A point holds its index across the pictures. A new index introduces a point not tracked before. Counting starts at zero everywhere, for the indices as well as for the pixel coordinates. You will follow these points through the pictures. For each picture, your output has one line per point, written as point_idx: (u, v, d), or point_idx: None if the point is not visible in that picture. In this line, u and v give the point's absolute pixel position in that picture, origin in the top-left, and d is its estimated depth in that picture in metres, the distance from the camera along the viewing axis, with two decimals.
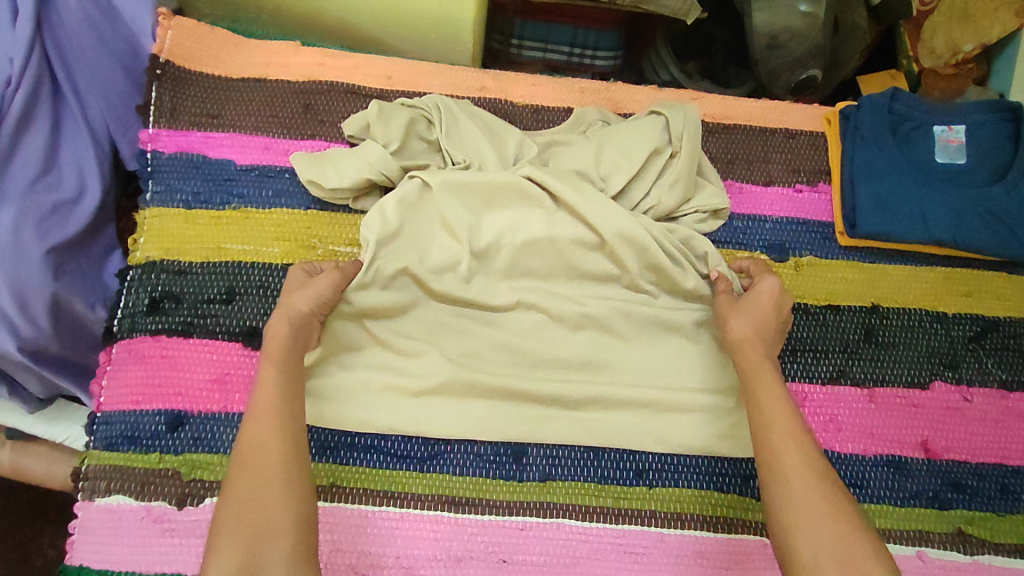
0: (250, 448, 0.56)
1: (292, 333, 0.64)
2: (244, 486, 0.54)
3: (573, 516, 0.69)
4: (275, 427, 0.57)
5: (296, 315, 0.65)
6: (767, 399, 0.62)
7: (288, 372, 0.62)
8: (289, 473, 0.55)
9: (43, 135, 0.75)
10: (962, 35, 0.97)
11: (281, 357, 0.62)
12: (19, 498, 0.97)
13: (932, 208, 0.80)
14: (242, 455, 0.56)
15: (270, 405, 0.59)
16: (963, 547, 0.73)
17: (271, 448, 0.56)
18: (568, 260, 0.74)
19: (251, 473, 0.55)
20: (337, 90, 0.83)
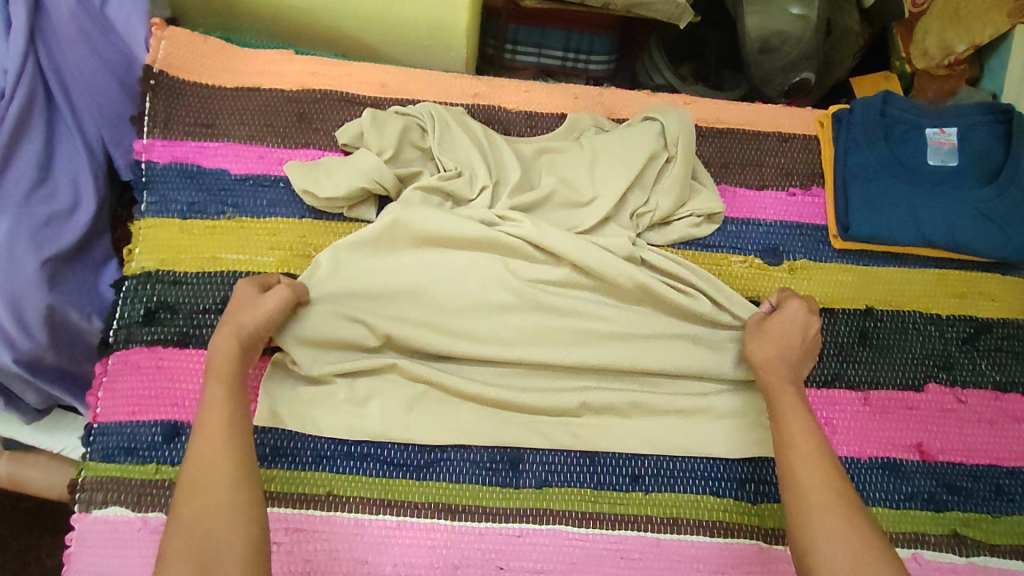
0: (197, 476, 0.57)
1: (240, 349, 0.65)
2: (192, 511, 0.55)
3: (568, 522, 0.70)
4: (224, 451, 0.58)
5: (244, 332, 0.66)
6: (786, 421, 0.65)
7: (240, 393, 0.63)
8: (236, 492, 0.56)
9: (36, 148, 0.75)
10: (955, 35, 0.98)
11: (232, 379, 0.63)
12: (17, 507, 0.97)
13: (924, 210, 0.81)
14: (187, 480, 0.57)
15: (219, 425, 0.60)
16: (959, 548, 0.73)
17: (219, 471, 0.57)
18: (553, 304, 0.73)
19: (201, 494, 0.56)
20: (330, 98, 0.83)
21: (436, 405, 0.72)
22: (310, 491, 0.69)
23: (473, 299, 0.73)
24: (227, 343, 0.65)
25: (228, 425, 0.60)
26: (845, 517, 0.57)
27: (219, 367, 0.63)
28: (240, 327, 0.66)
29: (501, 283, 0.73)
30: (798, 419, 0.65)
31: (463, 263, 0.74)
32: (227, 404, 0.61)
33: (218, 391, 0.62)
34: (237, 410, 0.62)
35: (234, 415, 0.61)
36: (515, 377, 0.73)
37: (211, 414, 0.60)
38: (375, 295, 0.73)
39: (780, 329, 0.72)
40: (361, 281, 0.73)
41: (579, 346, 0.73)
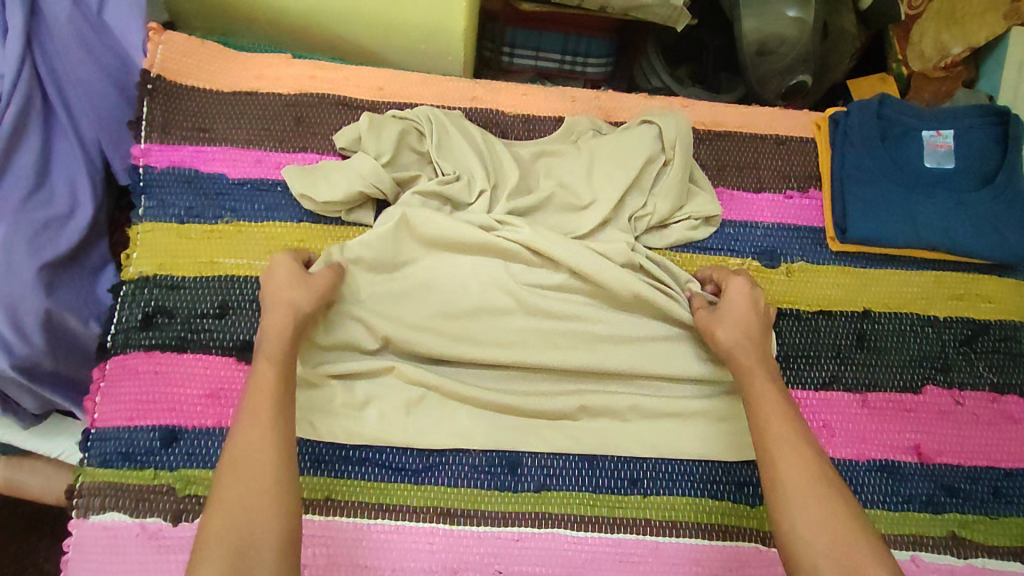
0: (240, 460, 0.56)
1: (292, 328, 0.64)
2: (231, 499, 0.54)
3: (567, 525, 0.70)
4: (267, 435, 0.57)
5: (301, 312, 0.65)
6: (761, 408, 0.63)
7: (286, 376, 0.62)
8: (277, 478, 0.55)
9: (32, 153, 0.75)
10: (952, 37, 1.00)
11: (280, 361, 0.62)
12: (14, 512, 0.97)
13: (921, 213, 0.81)
14: (232, 464, 0.56)
15: (267, 408, 0.59)
16: (957, 550, 0.73)
17: (262, 456, 0.56)
18: (553, 307, 0.74)
19: (241, 477, 0.55)
20: (328, 102, 0.83)
21: (434, 409, 0.72)
22: (309, 495, 0.69)
23: (471, 304, 0.73)
24: (281, 322, 0.64)
25: (273, 408, 0.59)
26: (825, 498, 0.56)
27: (269, 346, 0.63)
28: (296, 306, 0.65)
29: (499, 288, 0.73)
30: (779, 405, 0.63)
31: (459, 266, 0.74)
32: (272, 388, 0.60)
33: (268, 373, 0.61)
34: (286, 396, 0.61)
35: (280, 399, 0.60)
36: (511, 378, 0.74)
37: (261, 397, 0.59)
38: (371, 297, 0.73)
39: (731, 310, 0.70)
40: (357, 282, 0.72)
41: (576, 349, 0.73)
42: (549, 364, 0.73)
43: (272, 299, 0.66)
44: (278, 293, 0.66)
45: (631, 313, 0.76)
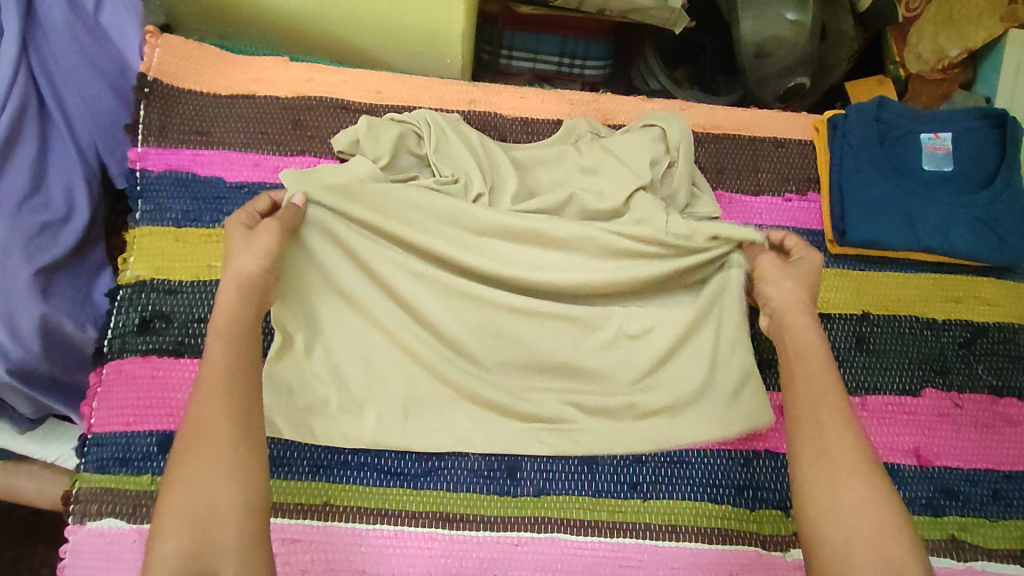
0: (200, 433, 0.53)
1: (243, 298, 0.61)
2: (189, 473, 0.51)
3: (567, 530, 0.69)
4: (220, 406, 0.54)
5: (244, 278, 0.62)
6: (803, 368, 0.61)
7: (238, 350, 0.58)
8: (233, 450, 0.53)
9: (29, 155, 0.74)
10: (948, 40, 1.00)
11: (232, 335, 0.59)
12: (11, 517, 0.96)
13: (921, 216, 0.81)
14: (189, 436, 0.53)
15: (218, 378, 0.56)
16: (957, 554, 0.73)
17: (217, 428, 0.53)
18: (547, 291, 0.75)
19: (202, 451, 0.52)
20: (326, 105, 0.83)
21: (433, 413, 0.72)
22: (307, 501, 0.68)
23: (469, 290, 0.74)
24: (232, 294, 0.61)
25: (225, 379, 0.56)
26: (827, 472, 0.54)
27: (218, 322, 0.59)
28: (244, 274, 0.63)
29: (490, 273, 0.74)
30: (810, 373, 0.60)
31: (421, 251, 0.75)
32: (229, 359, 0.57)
33: (221, 346, 0.58)
34: (241, 368, 0.57)
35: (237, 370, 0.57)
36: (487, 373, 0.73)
37: (209, 374, 0.56)
38: (335, 289, 0.73)
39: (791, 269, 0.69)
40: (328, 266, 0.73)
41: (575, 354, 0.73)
42: (524, 355, 0.73)
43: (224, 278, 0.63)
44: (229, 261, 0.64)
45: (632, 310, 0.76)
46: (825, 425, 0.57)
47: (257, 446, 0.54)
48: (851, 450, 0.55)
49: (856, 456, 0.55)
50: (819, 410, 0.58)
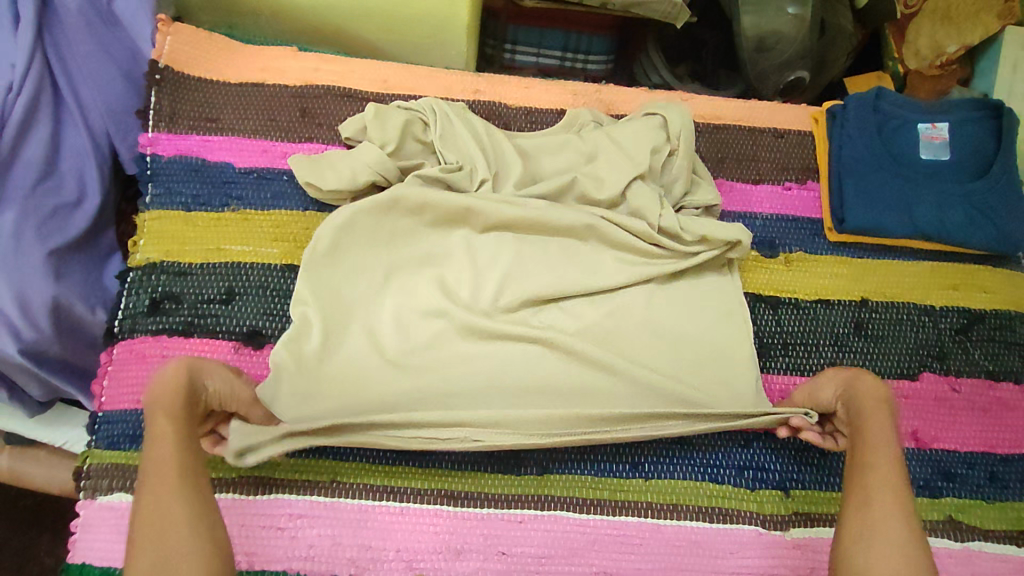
0: (153, 519, 0.53)
1: (189, 375, 0.60)
2: (146, 563, 0.51)
3: (570, 508, 0.70)
4: (175, 493, 0.54)
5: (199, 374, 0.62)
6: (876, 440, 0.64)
7: (188, 428, 0.58)
8: (195, 528, 0.53)
9: (42, 140, 0.76)
10: (946, 35, 1.01)
11: (179, 411, 0.58)
12: (18, 504, 0.97)
13: (917, 203, 0.82)
14: (142, 527, 0.53)
15: (173, 463, 0.56)
16: (954, 534, 0.74)
17: (174, 515, 0.53)
18: (554, 275, 0.76)
19: (165, 542, 0.52)
20: (333, 94, 0.85)
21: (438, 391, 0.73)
22: (313, 477, 0.69)
23: (475, 274, 0.76)
24: (174, 369, 0.60)
25: (179, 465, 0.56)
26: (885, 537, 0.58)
27: (161, 396, 0.58)
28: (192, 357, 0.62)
29: (494, 258, 0.77)
30: (880, 438, 0.64)
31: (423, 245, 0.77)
32: (177, 438, 0.57)
33: (164, 425, 0.57)
34: (189, 443, 0.58)
35: (188, 449, 0.57)
36: (493, 355, 0.73)
37: (161, 451, 0.56)
38: (337, 281, 0.74)
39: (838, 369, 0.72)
40: (336, 256, 0.74)
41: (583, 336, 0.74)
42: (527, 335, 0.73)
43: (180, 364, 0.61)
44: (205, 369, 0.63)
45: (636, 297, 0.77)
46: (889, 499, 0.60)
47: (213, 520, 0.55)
48: (896, 520, 0.58)
49: (898, 528, 0.58)
50: (868, 480, 0.62)
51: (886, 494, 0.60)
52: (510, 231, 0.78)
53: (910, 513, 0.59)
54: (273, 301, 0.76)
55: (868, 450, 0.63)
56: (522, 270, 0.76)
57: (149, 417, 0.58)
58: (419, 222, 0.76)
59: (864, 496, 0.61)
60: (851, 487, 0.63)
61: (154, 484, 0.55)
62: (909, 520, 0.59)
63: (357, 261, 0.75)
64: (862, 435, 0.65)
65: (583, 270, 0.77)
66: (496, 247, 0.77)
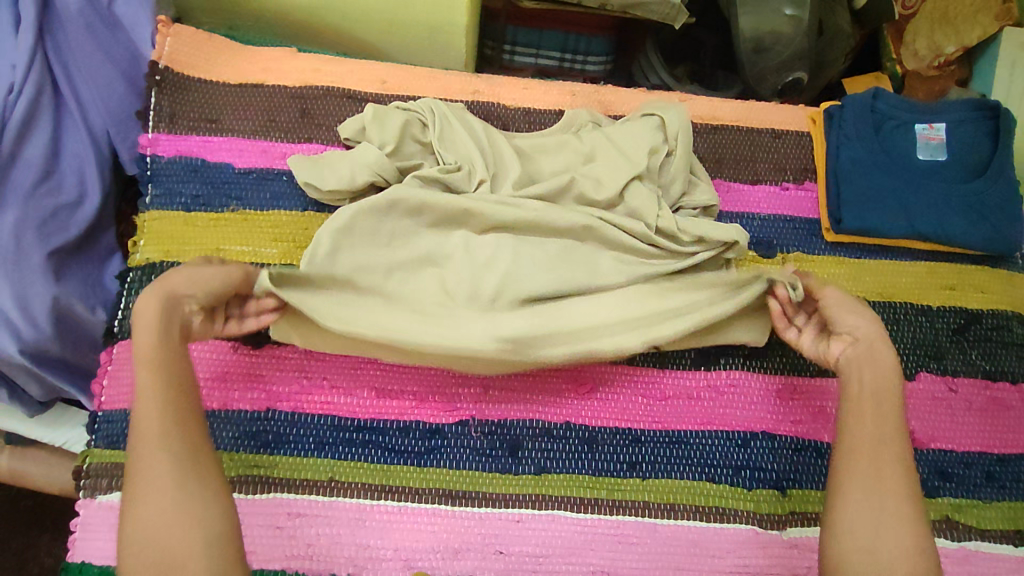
0: (143, 482, 0.54)
1: (163, 315, 0.59)
2: (138, 527, 0.53)
3: (567, 507, 0.71)
4: (158, 448, 0.55)
5: (170, 297, 0.60)
6: (885, 409, 0.62)
7: (172, 382, 0.58)
8: (184, 491, 0.54)
9: (43, 140, 0.76)
10: (944, 38, 1.02)
11: (164, 364, 0.58)
12: (18, 505, 0.98)
13: (913, 203, 0.82)
14: (134, 492, 0.54)
15: (155, 418, 0.56)
16: (951, 533, 0.74)
17: (159, 469, 0.54)
18: (559, 273, 0.75)
19: (153, 494, 0.53)
20: (333, 94, 0.85)
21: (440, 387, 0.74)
22: (312, 477, 0.70)
23: (477, 274, 0.74)
24: (151, 317, 0.59)
25: (161, 420, 0.56)
26: (892, 510, 0.57)
27: (143, 348, 0.58)
28: (169, 291, 0.60)
29: (497, 256, 0.75)
30: (892, 410, 0.62)
31: (422, 245, 0.76)
32: (162, 393, 0.57)
33: (148, 380, 0.57)
34: (175, 397, 0.57)
35: (175, 404, 0.57)
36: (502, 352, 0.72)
37: (145, 409, 0.56)
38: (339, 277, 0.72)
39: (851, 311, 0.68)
40: (337, 254, 0.73)
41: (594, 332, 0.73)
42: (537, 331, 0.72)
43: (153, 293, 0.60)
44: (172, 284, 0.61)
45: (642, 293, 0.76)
46: (897, 474, 0.59)
47: (206, 479, 0.56)
48: (901, 495, 0.58)
49: (899, 504, 0.57)
50: (878, 450, 0.60)
51: (895, 466, 0.59)
52: (509, 232, 0.77)
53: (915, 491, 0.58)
54: None
55: (866, 419, 0.62)
56: (525, 268, 0.75)
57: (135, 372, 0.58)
58: (419, 223, 0.76)
59: (874, 463, 0.60)
60: (853, 455, 0.60)
61: (141, 444, 0.55)
62: (913, 496, 0.58)
63: (358, 259, 0.74)
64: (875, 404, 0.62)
65: (584, 271, 0.76)
66: (498, 246, 0.76)
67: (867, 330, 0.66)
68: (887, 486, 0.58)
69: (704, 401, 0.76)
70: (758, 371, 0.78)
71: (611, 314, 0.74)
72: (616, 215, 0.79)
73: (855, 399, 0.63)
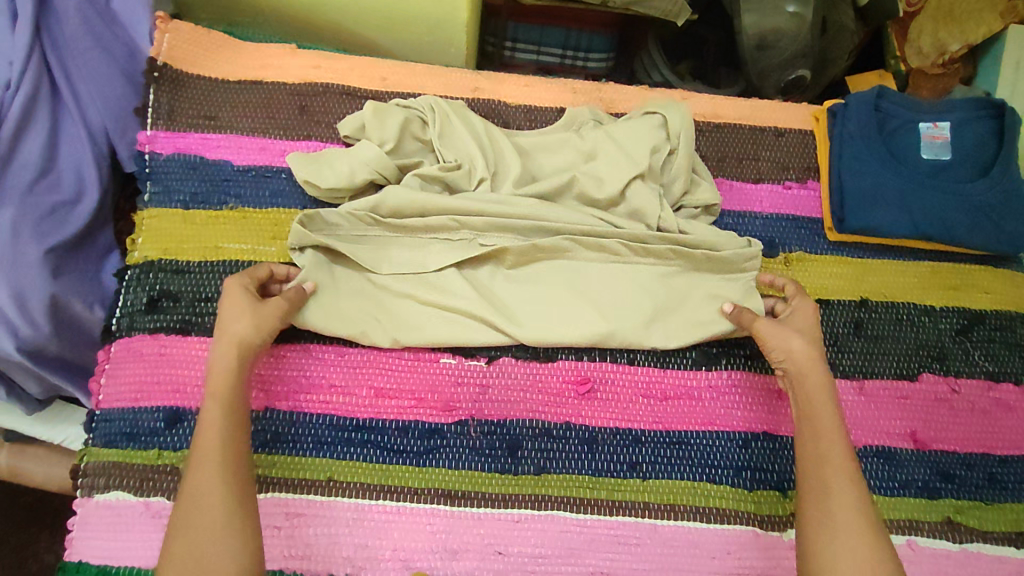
0: (190, 505, 0.54)
1: (238, 359, 0.63)
2: (183, 546, 0.52)
3: (568, 508, 0.70)
4: (216, 475, 0.56)
5: (243, 343, 0.64)
6: (822, 423, 0.64)
7: (235, 415, 0.60)
8: (229, 518, 0.54)
9: (41, 138, 0.76)
10: (948, 35, 1.00)
11: (230, 397, 0.61)
12: (17, 502, 0.98)
13: (918, 202, 0.81)
14: (181, 515, 0.54)
15: (216, 445, 0.58)
16: (952, 535, 0.74)
17: (212, 496, 0.55)
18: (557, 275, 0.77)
19: (197, 519, 0.54)
20: (332, 91, 0.84)
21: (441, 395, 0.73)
22: (310, 476, 0.69)
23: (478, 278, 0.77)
24: (229, 354, 0.63)
25: (223, 449, 0.58)
26: (851, 528, 0.57)
27: (216, 381, 0.62)
28: (241, 336, 0.64)
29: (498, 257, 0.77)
30: (829, 423, 0.64)
31: (425, 249, 0.77)
32: (222, 423, 0.59)
33: (214, 411, 0.60)
34: (235, 429, 0.60)
35: (234, 436, 0.59)
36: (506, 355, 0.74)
37: (207, 437, 0.58)
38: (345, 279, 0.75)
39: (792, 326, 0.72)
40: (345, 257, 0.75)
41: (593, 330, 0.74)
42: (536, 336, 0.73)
43: (221, 334, 0.64)
44: (227, 323, 0.65)
45: (643, 291, 0.77)
46: (847, 490, 0.59)
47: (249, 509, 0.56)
48: (851, 509, 0.58)
49: (857, 521, 0.57)
50: (823, 467, 0.61)
51: (842, 482, 0.60)
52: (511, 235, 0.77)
53: (869, 505, 0.59)
54: None
55: (809, 439, 0.64)
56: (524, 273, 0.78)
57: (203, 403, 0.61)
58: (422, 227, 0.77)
59: (820, 483, 0.61)
60: (806, 479, 0.62)
61: (197, 468, 0.57)
62: (866, 510, 0.58)
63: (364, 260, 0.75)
64: (819, 423, 0.64)
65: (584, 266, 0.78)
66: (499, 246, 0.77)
67: (798, 354, 0.68)
68: (837, 503, 0.59)
69: (704, 401, 0.76)
70: (761, 371, 0.78)
71: (601, 311, 0.75)
72: (617, 218, 0.80)
73: (803, 425, 0.65)
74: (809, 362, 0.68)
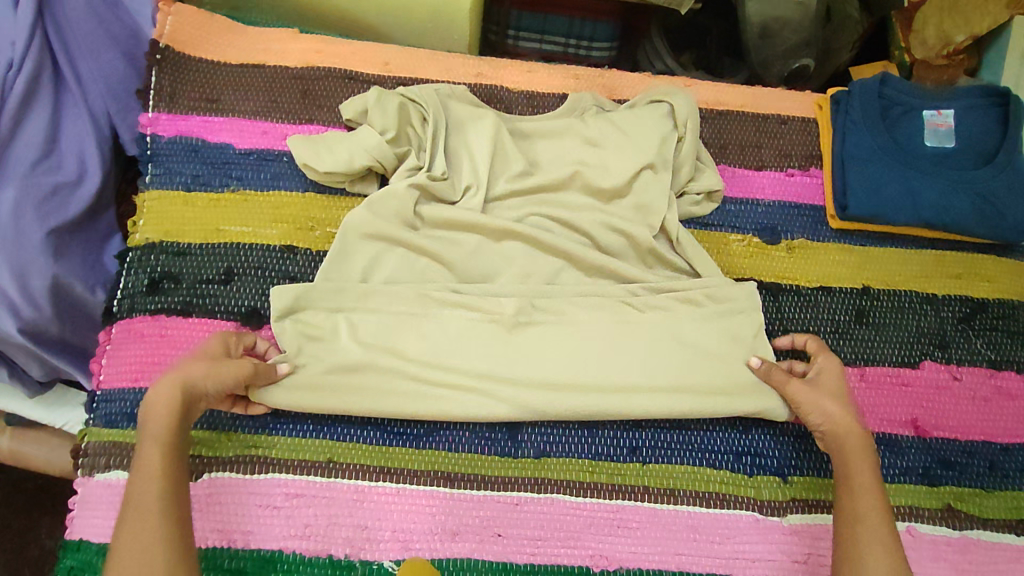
0: (128, 561, 0.53)
1: (183, 400, 0.61)
2: None
3: (567, 491, 0.70)
4: (157, 532, 0.54)
5: (191, 386, 0.61)
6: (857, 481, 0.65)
7: (177, 461, 0.59)
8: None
9: (43, 120, 0.76)
10: (953, 27, 1.00)
11: (169, 444, 0.59)
12: (18, 488, 0.98)
13: (922, 190, 0.81)
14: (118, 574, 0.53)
15: (153, 504, 0.56)
16: (952, 522, 0.73)
17: (153, 552, 0.54)
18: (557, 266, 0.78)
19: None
20: (334, 76, 0.84)
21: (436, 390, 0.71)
22: (310, 457, 0.69)
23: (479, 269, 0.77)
24: (169, 396, 0.60)
25: (160, 502, 0.56)
26: None
27: (154, 422, 0.59)
28: (186, 377, 0.61)
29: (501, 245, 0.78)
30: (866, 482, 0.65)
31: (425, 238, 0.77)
32: (166, 470, 0.58)
33: (154, 457, 0.58)
34: (177, 477, 0.58)
35: (174, 486, 0.58)
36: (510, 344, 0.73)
37: (144, 486, 0.57)
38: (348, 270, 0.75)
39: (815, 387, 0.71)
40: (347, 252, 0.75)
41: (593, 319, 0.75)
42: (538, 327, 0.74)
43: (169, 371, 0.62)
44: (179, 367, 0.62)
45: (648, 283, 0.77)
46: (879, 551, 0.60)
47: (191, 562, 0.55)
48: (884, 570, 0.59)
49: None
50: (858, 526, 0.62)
51: (876, 543, 0.61)
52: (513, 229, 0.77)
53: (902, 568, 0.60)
54: (272, 283, 0.76)
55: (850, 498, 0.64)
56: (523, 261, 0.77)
57: (138, 446, 0.59)
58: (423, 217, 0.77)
59: (854, 543, 0.62)
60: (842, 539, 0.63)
61: (135, 523, 0.55)
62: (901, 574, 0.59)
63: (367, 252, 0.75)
64: (854, 497, 0.64)
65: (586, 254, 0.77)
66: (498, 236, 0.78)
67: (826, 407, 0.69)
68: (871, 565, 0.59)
69: None
70: None
71: (596, 367, 0.72)
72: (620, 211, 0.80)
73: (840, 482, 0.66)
74: (847, 424, 0.68)
